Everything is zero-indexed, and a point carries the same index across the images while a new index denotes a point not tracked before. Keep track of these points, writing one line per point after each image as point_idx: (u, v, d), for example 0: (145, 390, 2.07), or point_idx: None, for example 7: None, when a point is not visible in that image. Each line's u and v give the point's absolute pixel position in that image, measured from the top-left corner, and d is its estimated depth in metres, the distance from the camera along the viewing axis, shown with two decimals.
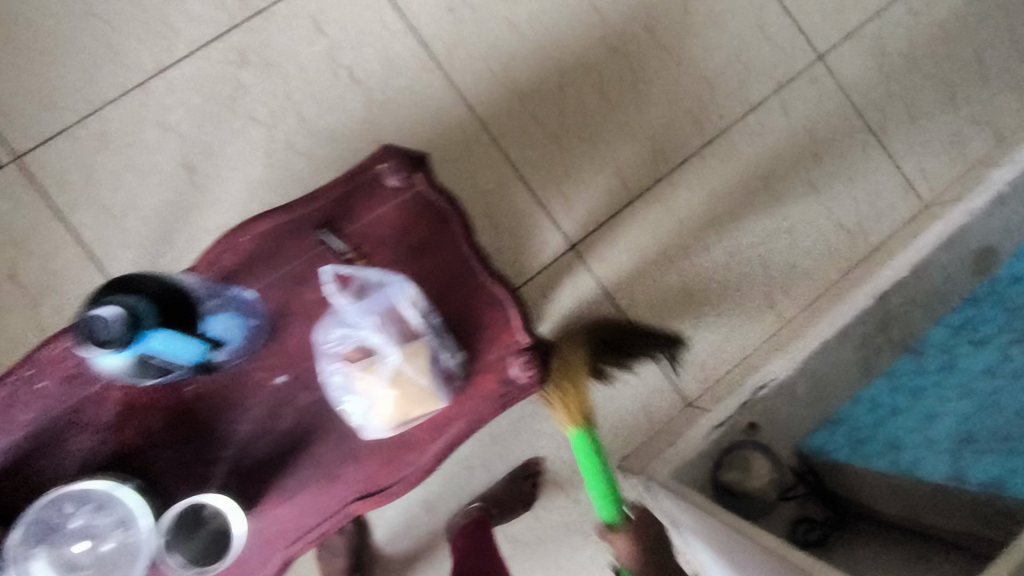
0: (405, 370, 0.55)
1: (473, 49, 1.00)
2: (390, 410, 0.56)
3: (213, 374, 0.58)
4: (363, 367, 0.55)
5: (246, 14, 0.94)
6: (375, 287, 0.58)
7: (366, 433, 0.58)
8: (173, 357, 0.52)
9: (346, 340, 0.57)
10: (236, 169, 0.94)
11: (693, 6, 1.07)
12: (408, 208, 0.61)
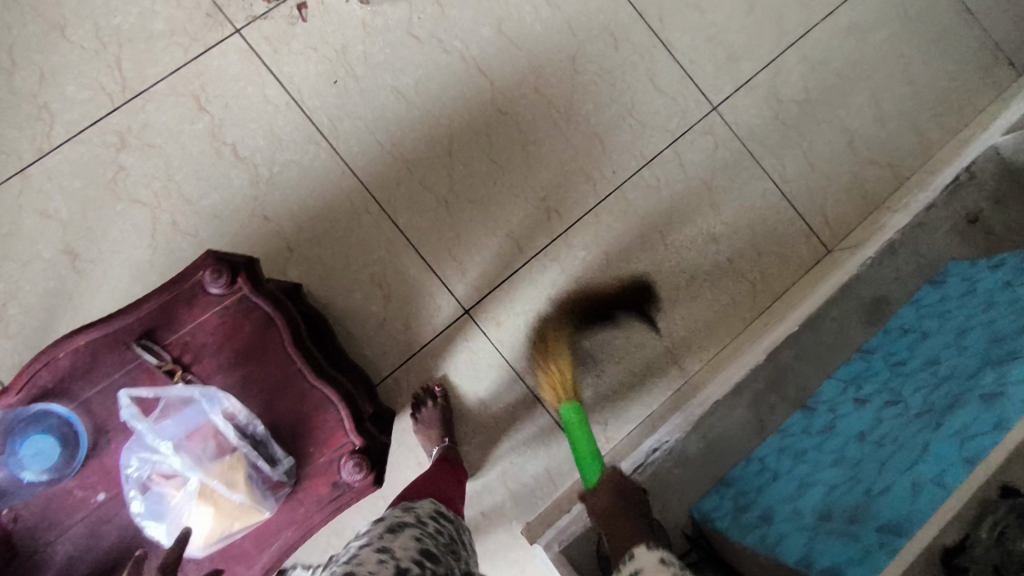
0: (217, 488, 0.58)
1: (359, 120, 1.01)
2: (206, 527, 0.58)
3: (30, 499, 0.57)
4: (174, 487, 0.57)
5: (125, 96, 0.95)
6: (182, 405, 0.59)
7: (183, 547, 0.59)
8: None
9: (150, 462, 0.58)
10: (119, 253, 0.93)
11: (581, 65, 1.09)
12: (233, 316, 0.61)
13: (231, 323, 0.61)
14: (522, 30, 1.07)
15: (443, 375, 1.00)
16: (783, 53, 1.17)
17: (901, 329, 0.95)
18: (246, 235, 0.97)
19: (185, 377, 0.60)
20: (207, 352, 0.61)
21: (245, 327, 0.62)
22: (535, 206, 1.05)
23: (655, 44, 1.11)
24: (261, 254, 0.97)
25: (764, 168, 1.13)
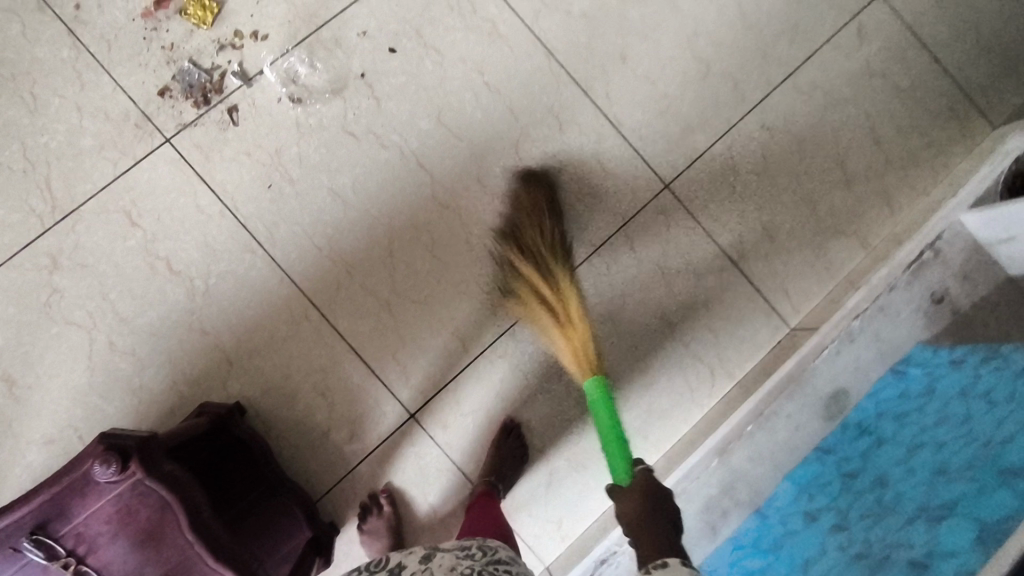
0: None
1: (295, 224, 0.99)
2: None
3: None
4: None
5: (56, 217, 0.94)
6: None
7: None
8: None
9: None
10: (58, 377, 0.93)
11: (525, 151, 1.05)
12: (130, 505, 0.60)
13: (126, 514, 0.61)
14: (461, 119, 1.04)
15: (389, 482, 0.98)
16: (738, 120, 1.10)
17: (855, 429, 0.97)
18: (184, 351, 0.95)
19: (79, 569, 0.61)
20: (97, 540, 0.61)
21: (139, 517, 0.61)
22: (480, 302, 1.02)
23: (601, 122, 1.07)
24: (201, 369, 0.95)
25: (719, 245, 1.08)
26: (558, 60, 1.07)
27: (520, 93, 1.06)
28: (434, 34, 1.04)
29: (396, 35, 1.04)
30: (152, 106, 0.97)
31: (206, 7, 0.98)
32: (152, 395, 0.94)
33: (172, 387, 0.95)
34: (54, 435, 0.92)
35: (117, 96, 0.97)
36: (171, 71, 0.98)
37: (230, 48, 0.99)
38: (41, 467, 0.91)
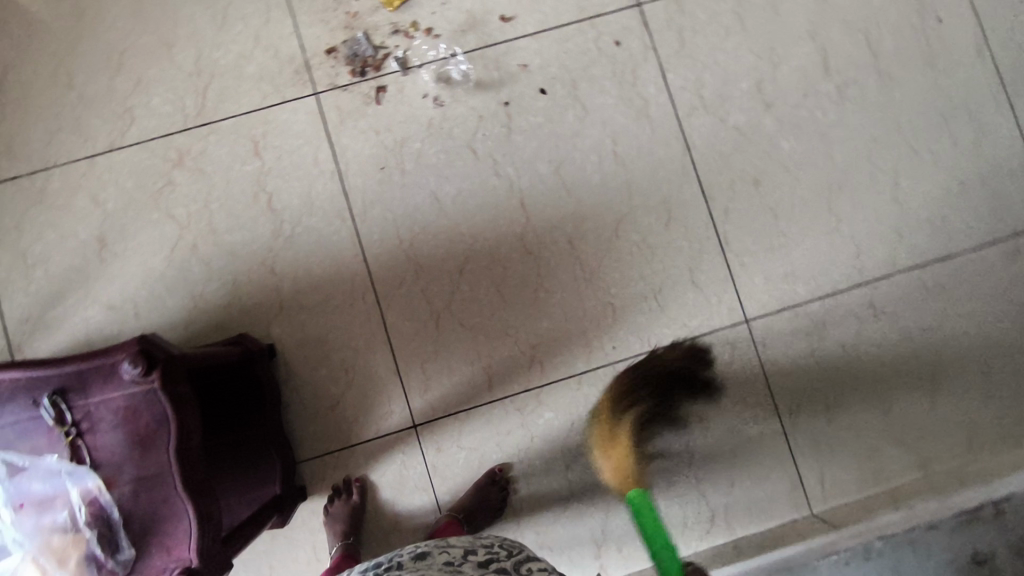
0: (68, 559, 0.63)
1: (389, 210, 1.04)
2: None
3: None
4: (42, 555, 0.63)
5: (198, 121, 1.04)
6: (50, 474, 0.64)
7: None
8: None
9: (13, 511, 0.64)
10: (139, 257, 1.01)
11: (624, 231, 1.05)
12: (135, 402, 0.65)
13: (130, 408, 0.65)
14: (577, 177, 1.05)
15: (367, 476, 1.00)
16: (845, 287, 1.05)
17: None
18: (248, 280, 1.02)
19: (74, 442, 0.64)
20: (96, 420, 0.65)
21: (138, 416, 0.65)
22: (521, 351, 1.03)
23: (708, 234, 1.05)
24: (255, 302, 1.01)
25: (774, 399, 1.03)
26: (692, 159, 1.06)
27: (643, 175, 1.06)
28: (586, 90, 1.06)
29: (551, 78, 1.06)
30: (316, 60, 1.05)
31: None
32: (205, 307, 1.01)
33: (225, 306, 1.01)
34: (116, 303, 1.01)
35: (291, 40, 1.05)
36: (345, 36, 1.05)
37: (402, 35, 1.06)
38: (93, 327, 1.00)
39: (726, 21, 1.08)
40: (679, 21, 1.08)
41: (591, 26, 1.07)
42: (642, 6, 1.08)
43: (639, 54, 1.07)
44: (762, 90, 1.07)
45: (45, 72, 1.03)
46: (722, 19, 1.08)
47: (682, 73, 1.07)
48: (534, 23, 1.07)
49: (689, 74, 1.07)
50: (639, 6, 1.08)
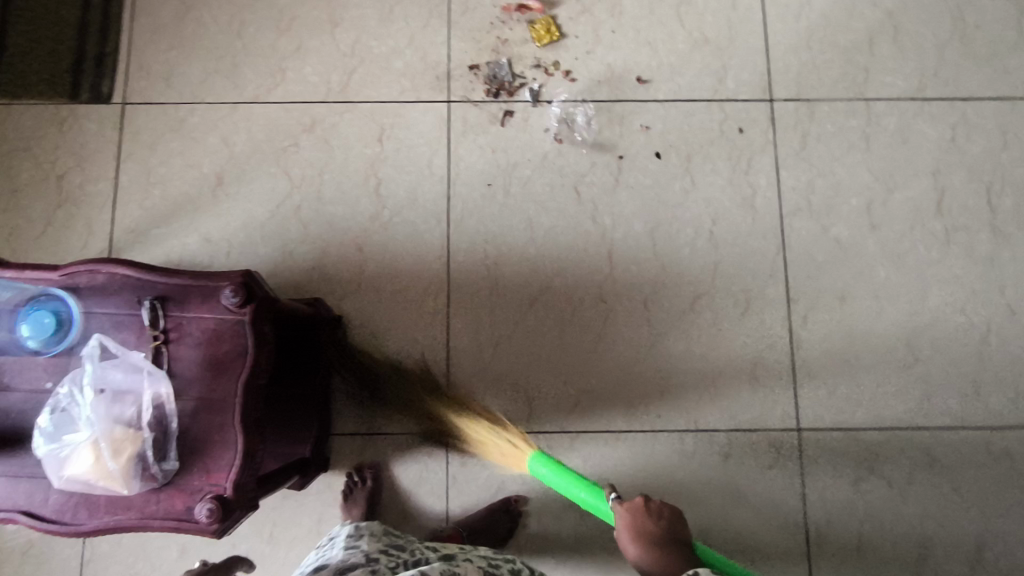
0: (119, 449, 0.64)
1: (484, 224, 1.08)
2: (90, 462, 0.64)
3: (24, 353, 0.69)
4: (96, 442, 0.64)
5: (337, 97, 1.11)
6: (131, 370, 0.67)
7: (70, 473, 0.64)
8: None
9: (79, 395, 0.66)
10: (247, 203, 1.08)
11: (700, 307, 1.06)
12: (226, 327, 0.69)
13: (219, 332, 0.69)
14: (669, 244, 1.08)
15: (388, 467, 1.01)
16: (906, 426, 1.02)
17: None
18: (336, 252, 1.07)
19: (159, 348, 0.68)
20: (185, 333, 0.69)
21: (224, 342, 0.69)
22: (568, 394, 1.03)
23: (781, 333, 1.05)
24: (337, 274, 1.06)
25: (805, 517, 1.00)
26: (784, 258, 1.07)
27: (732, 260, 1.07)
28: (699, 166, 1.10)
29: (669, 146, 1.10)
30: (458, 71, 1.12)
31: (549, 33, 1.12)
32: (291, 265, 1.06)
33: (309, 270, 1.06)
34: (213, 238, 1.07)
35: (441, 48, 1.13)
36: (490, 57, 1.12)
37: (542, 71, 1.12)
38: (186, 254, 1.06)
39: (851, 138, 1.11)
40: (805, 125, 1.11)
41: (720, 109, 1.11)
42: (773, 103, 1.12)
43: (758, 147, 1.11)
44: (869, 211, 1.09)
45: (219, 19, 1.12)
46: (848, 135, 1.11)
47: (794, 174, 1.10)
48: (666, 92, 1.12)
49: (802, 178, 1.10)
50: (770, 102, 1.12)
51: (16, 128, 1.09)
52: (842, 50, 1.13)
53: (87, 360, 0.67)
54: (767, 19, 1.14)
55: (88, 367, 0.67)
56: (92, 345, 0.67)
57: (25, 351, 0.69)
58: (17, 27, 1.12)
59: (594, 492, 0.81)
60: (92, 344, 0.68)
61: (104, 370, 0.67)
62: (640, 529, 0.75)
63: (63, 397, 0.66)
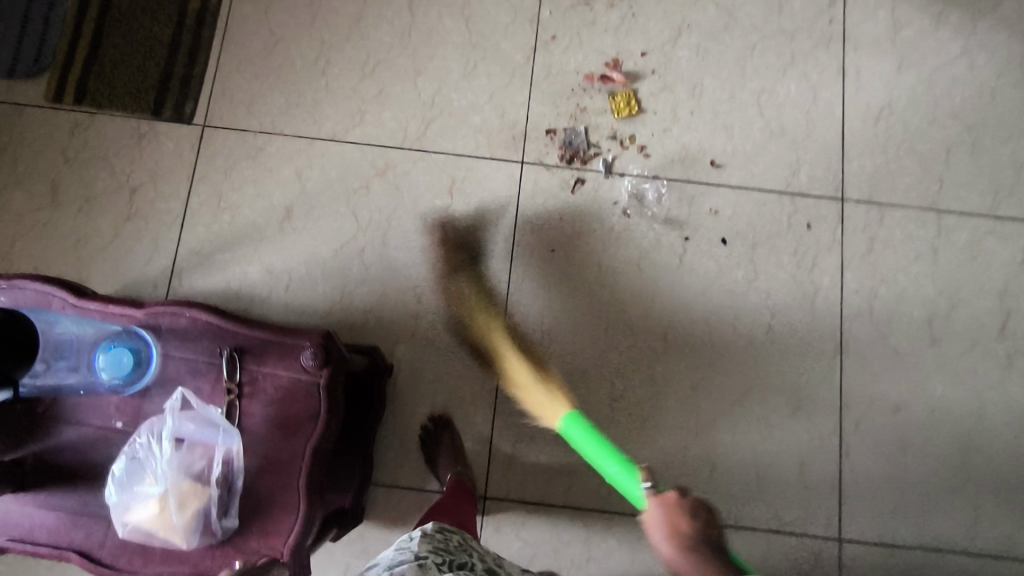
0: (187, 508, 0.64)
1: (545, 289, 1.08)
2: (157, 516, 0.64)
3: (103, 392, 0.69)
4: (166, 496, 0.64)
5: (413, 145, 1.12)
6: (207, 425, 0.67)
7: (137, 522, 0.65)
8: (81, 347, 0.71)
9: (153, 445, 0.66)
10: (312, 240, 1.08)
11: (750, 400, 1.06)
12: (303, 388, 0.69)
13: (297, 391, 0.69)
14: (726, 330, 1.08)
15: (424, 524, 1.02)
16: (948, 548, 1.01)
17: None
18: (395, 298, 1.07)
19: (233, 401, 0.68)
20: (261, 386, 0.69)
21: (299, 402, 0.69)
22: None
23: (830, 437, 1.05)
24: (392, 320, 1.06)
25: None
26: (839, 361, 1.07)
27: (787, 354, 1.07)
28: (763, 257, 1.10)
29: (736, 233, 1.11)
30: (534, 133, 1.13)
31: (628, 107, 1.13)
32: (348, 306, 1.06)
33: (366, 313, 1.06)
34: (275, 269, 1.07)
35: (520, 109, 1.14)
36: (568, 123, 1.13)
37: (617, 143, 1.13)
38: (247, 283, 1.07)
39: (917, 247, 1.11)
40: (873, 229, 1.12)
41: (791, 202, 1.12)
42: (844, 203, 1.12)
43: (824, 244, 1.11)
44: (930, 322, 1.08)
45: (306, 56, 1.15)
46: (915, 243, 1.11)
47: (859, 276, 1.10)
48: (738, 179, 1.12)
49: (865, 280, 1.10)
50: (841, 201, 1.12)
51: (96, 138, 1.11)
52: (916, 158, 1.14)
53: (166, 411, 0.67)
54: (845, 118, 1.15)
55: (166, 418, 0.67)
56: (174, 399, 0.67)
57: (105, 390, 0.69)
58: (110, 40, 1.13)
59: (625, 467, 0.77)
60: (174, 396, 0.68)
61: (181, 423, 0.67)
62: (676, 529, 0.68)
63: (139, 447, 0.66)
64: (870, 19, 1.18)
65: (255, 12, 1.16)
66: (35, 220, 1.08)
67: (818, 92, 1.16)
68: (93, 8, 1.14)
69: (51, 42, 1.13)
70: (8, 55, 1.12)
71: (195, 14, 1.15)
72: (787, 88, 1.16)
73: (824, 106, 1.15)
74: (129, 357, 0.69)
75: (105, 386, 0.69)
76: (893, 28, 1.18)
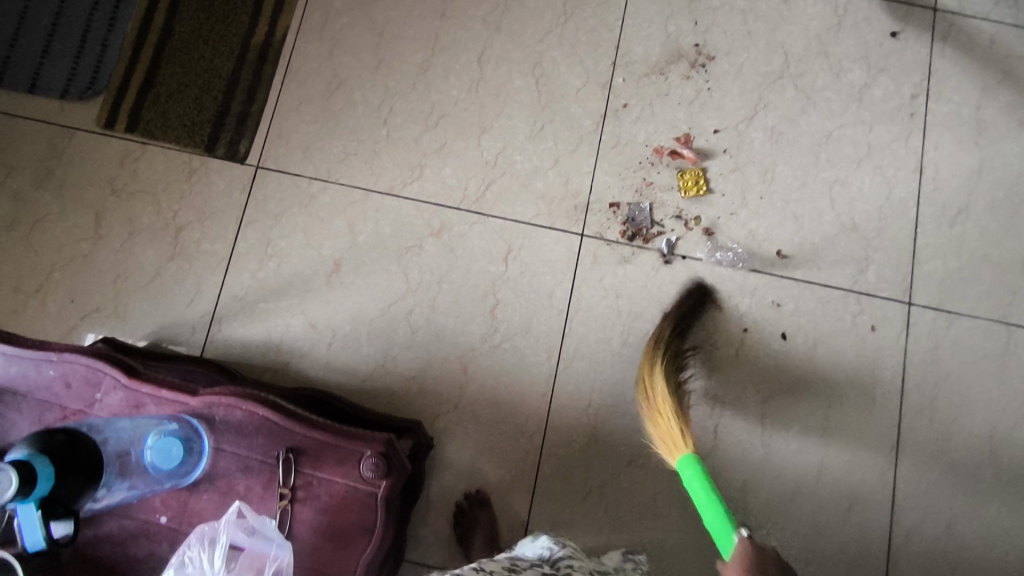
0: None
1: (595, 370, 1.04)
2: None
3: (157, 487, 0.67)
4: None
5: (471, 206, 1.08)
6: (263, 541, 0.63)
7: None
8: (127, 433, 0.67)
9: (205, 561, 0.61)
10: (359, 297, 1.05)
11: (799, 506, 1.02)
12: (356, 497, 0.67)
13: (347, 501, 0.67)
14: (780, 429, 1.04)
15: None
16: None
17: None
18: (440, 366, 1.03)
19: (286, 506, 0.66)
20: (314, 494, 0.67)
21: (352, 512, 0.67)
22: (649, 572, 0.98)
23: (878, 553, 1.00)
24: (436, 389, 1.02)
25: None
26: (894, 472, 1.03)
27: (841, 462, 1.03)
28: (823, 356, 1.06)
29: (797, 328, 1.07)
30: (596, 203, 1.09)
31: (696, 187, 1.09)
32: (391, 371, 1.03)
33: (409, 380, 1.02)
34: (320, 325, 1.04)
35: (584, 177, 1.10)
36: (632, 197, 1.09)
37: (681, 223, 1.09)
38: (288, 337, 1.03)
39: (985, 360, 1.06)
40: (940, 336, 1.07)
41: (856, 300, 1.07)
42: (910, 306, 1.08)
43: (888, 348, 1.06)
44: (993, 441, 1.04)
45: (369, 101, 1.11)
46: (982, 355, 1.06)
47: (921, 386, 1.05)
48: (803, 272, 1.08)
49: (928, 390, 1.05)
50: (907, 305, 1.08)
51: (147, 171, 1.07)
52: (989, 266, 1.09)
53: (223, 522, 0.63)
54: (919, 217, 1.10)
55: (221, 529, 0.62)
56: (230, 511, 0.64)
57: (159, 486, 0.67)
58: (169, 69, 1.10)
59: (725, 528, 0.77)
60: (232, 509, 0.64)
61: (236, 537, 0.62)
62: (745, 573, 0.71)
63: (191, 561, 0.61)
64: (952, 115, 1.14)
65: (320, 51, 1.12)
66: (75, 251, 1.04)
67: (892, 187, 1.11)
68: (155, 35, 1.11)
69: (109, 66, 1.10)
70: (63, 76, 1.09)
71: (259, 49, 1.12)
72: (861, 180, 1.12)
73: (898, 203, 1.11)
74: (183, 451, 0.66)
75: (158, 481, 0.66)
76: (975, 127, 1.14)
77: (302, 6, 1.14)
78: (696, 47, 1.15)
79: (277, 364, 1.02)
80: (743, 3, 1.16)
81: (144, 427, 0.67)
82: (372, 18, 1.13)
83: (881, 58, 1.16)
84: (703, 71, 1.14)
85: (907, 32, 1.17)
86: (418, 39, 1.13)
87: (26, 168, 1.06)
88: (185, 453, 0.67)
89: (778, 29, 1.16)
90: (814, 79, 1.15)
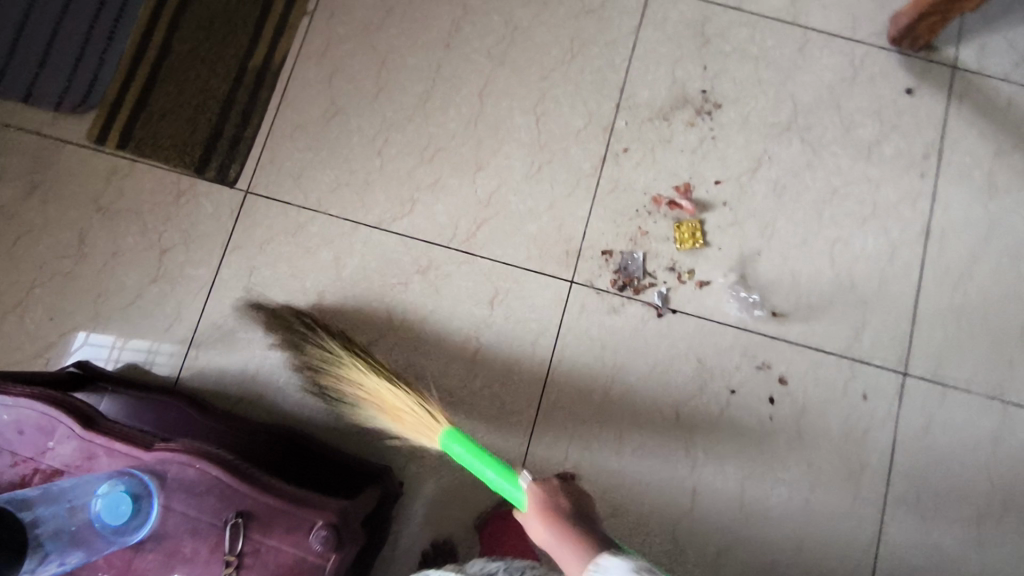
0: None
1: (573, 421, 1.02)
2: None
3: (105, 541, 0.66)
4: None
5: (460, 245, 1.06)
6: None
7: None
8: (82, 485, 0.67)
9: None
10: (340, 331, 1.03)
11: None
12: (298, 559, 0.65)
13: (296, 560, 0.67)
14: (760, 497, 1.01)
15: None
16: None
17: None
18: None
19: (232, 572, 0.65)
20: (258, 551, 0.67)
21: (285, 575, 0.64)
22: None
23: None
24: None
25: None
26: (875, 550, 0.99)
27: (820, 536, 1.00)
28: (811, 423, 1.02)
29: (786, 393, 1.03)
30: (588, 249, 1.06)
31: (693, 240, 1.06)
32: None
33: None
34: (297, 358, 1.02)
35: (578, 221, 1.07)
36: (625, 245, 1.06)
37: (675, 276, 1.06)
38: (265, 368, 1.02)
39: (979, 437, 1.02)
40: (934, 410, 1.03)
41: (850, 367, 1.04)
42: (905, 377, 1.03)
43: (879, 419, 1.03)
44: (979, 522, 1.00)
45: (364, 130, 1.09)
46: (977, 434, 1.02)
47: (909, 460, 1.02)
48: (798, 335, 1.04)
49: (917, 467, 1.02)
50: (902, 375, 1.03)
51: (134, 190, 1.06)
52: (992, 340, 1.05)
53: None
54: (922, 283, 1.06)
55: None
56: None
57: (108, 540, 0.66)
58: (165, 87, 1.10)
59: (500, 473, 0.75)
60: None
61: None
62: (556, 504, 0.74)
63: None
64: (966, 178, 1.10)
65: (319, 77, 1.11)
66: (61, 267, 1.04)
67: (895, 250, 1.07)
68: (154, 51, 1.11)
69: (104, 81, 1.09)
70: (58, 88, 1.08)
71: (257, 71, 1.11)
72: (864, 239, 1.07)
73: (902, 266, 1.06)
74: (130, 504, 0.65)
75: (108, 535, 0.66)
76: (989, 192, 1.09)
77: (304, 30, 1.12)
78: (702, 92, 1.12)
79: (252, 396, 1.01)
80: (754, 50, 1.14)
81: (97, 478, 0.67)
82: (374, 46, 1.12)
83: (896, 115, 1.12)
84: (708, 118, 1.11)
85: (924, 89, 1.13)
86: (419, 69, 1.11)
87: (16, 180, 1.06)
88: (133, 505, 0.65)
89: (789, 79, 1.13)
90: (823, 133, 1.11)
